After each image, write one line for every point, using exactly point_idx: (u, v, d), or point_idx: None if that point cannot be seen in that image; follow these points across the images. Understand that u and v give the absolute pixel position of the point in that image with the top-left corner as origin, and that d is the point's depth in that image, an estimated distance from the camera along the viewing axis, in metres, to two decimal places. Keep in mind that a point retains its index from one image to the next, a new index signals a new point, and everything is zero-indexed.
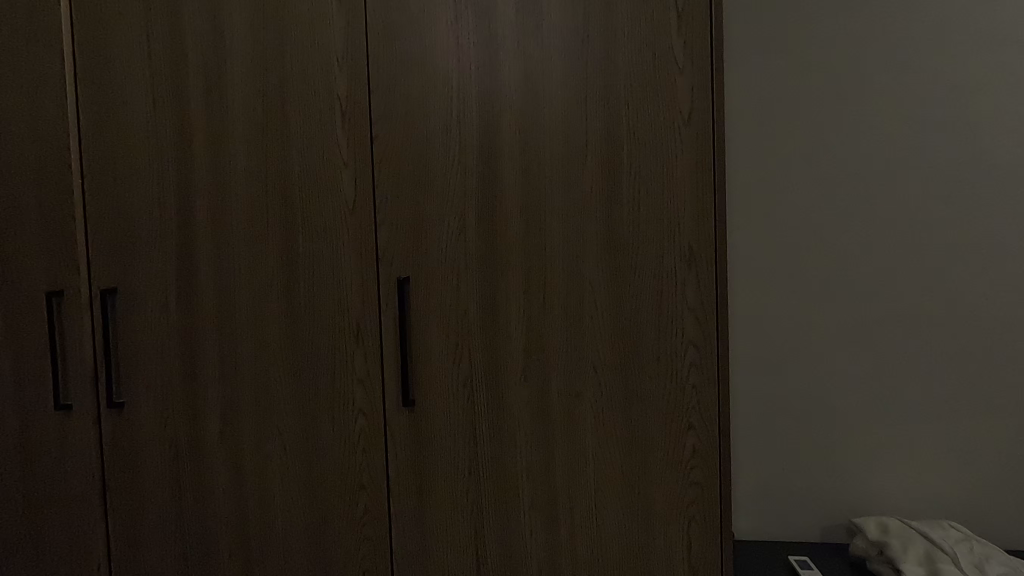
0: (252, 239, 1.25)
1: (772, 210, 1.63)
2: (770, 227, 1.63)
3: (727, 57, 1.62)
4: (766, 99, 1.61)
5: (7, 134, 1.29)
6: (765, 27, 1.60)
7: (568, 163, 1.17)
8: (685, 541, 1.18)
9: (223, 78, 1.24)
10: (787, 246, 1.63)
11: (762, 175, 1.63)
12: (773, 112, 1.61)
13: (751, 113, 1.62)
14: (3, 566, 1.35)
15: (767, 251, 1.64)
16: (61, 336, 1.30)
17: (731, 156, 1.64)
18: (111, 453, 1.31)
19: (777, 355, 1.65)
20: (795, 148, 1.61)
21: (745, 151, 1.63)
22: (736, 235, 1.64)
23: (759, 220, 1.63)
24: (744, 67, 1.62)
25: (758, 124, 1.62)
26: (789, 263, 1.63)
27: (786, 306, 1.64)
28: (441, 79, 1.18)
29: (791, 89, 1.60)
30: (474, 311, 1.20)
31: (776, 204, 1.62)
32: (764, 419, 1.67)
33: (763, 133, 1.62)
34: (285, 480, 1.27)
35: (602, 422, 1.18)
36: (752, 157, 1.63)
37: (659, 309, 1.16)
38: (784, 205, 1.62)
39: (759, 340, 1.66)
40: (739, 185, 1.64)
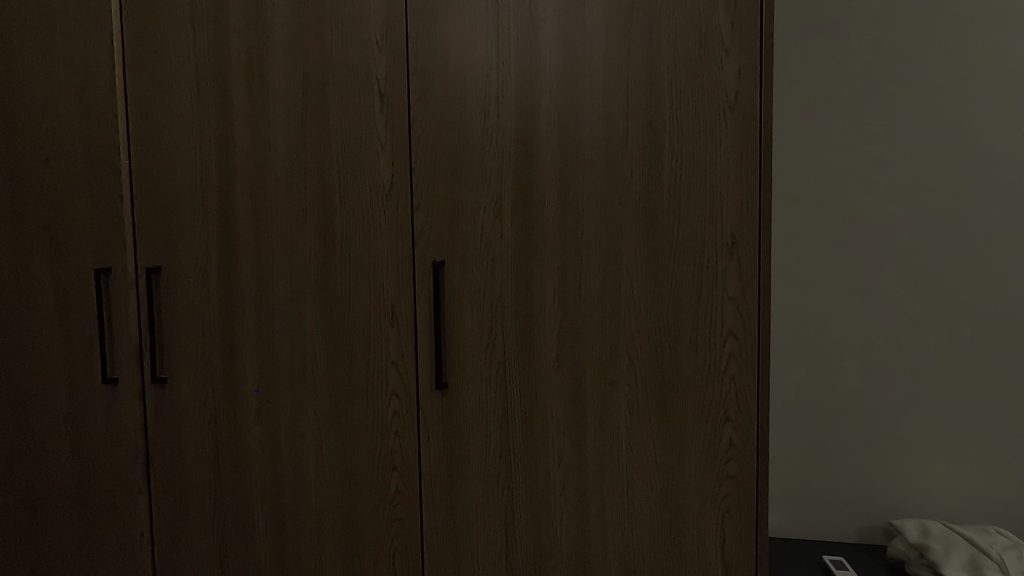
0: (290, 221, 1.26)
1: (820, 198, 1.57)
2: (813, 218, 1.58)
3: (777, 38, 1.56)
4: (813, 84, 1.55)
5: (59, 115, 1.33)
6: (817, 7, 1.54)
7: (608, 147, 1.14)
8: (718, 536, 1.16)
9: (263, 61, 1.25)
10: (830, 237, 1.57)
11: (806, 163, 1.57)
12: (819, 97, 1.55)
13: (801, 97, 1.56)
14: (54, 531, 1.41)
15: (813, 241, 1.58)
16: (108, 312, 1.34)
17: (778, 142, 1.58)
18: (154, 426, 1.35)
19: (820, 348, 1.60)
20: (843, 136, 1.55)
21: (794, 137, 1.57)
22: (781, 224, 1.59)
23: (806, 209, 1.58)
24: (790, 52, 1.56)
25: (803, 110, 1.56)
26: (833, 255, 1.58)
27: (828, 300, 1.59)
28: (480, 61, 1.17)
29: (840, 73, 1.54)
30: (509, 296, 1.19)
31: (820, 193, 1.57)
32: (805, 413, 1.62)
33: (808, 119, 1.56)
34: (319, 457, 1.29)
35: (636, 412, 1.17)
36: (796, 144, 1.57)
37: (698, 297, 1.13)
38: (829, 194, 1.56)
39: (797, 334, 1.61)
40: (783, 174, 1.58)
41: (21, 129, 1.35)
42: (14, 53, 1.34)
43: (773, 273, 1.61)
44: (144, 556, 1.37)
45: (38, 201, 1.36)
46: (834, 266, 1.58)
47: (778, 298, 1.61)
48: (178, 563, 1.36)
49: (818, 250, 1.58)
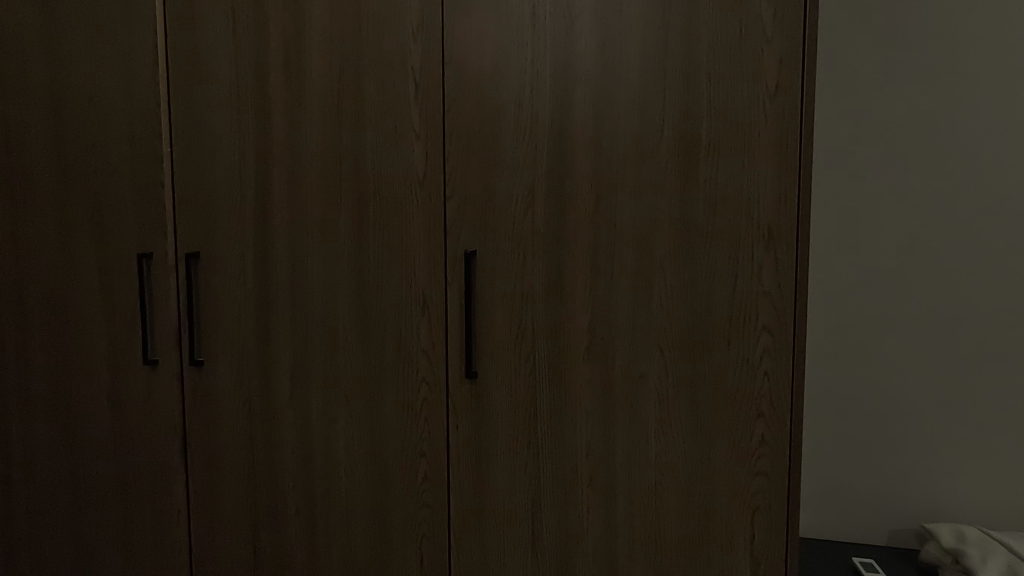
0: (325, 209, 1.28)
1: (863, 193, 1.53)
2: (852, 213, 1.54)
3: (822, 27, 1.51)
4: (857, 74, 1.51)
5: (104, 103, 1.37)
6: None
7: (643, 139, 1.13)
8: (748, 532, 1.15)
9: (301, 51, 1.27)
10: (870, 233, 1.53)
11: (847, 156, 1.53)
12: (862, 89, 1.51)
13: (846, 88, 1.52)
14: (96, 505, 1.46)
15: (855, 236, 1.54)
16: (149, 295, 1.39)
17: (820, 135, 1.54)
18: (191, 407, 1.39)
19: (859, 346, 1.56)
20: (889, 128, 1.50)
21: (837, 128, 1.53)
22: (821, 218, 1.55)
23: (848, 203, 1.54)
24: (832, 42, 1.51)
25: (844, 102, 1.52)
26: (872, 252, 1.53)
27: (866, 297, 1.55)
28: (516, 50, 1.16)
29: (888, 64, 1.49)
30: (540, 287, 1.19)
31: (860, 187, 1.53)
32: (841, 413, 1.59)
33: (849, 111, 1.52)
34: (350, 442, 1.31)
35: (666, 405, 1.16)
36: (836, 136, 1.53)
37: (732, 291, 1.12)
38: (870, 189, 1.52)
39: (832, 332, 1.57)
40: (824, 167, 1.54)
41: (69, 118, 1.40)
42: (62, 43, 1.38)
43: (812, 269, 1.58)
44: (181, 534, 1.42)
45: (83, 188, 1.40)
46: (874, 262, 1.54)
47: (816, 293, 1.58)
48: (212, 540, 1.41)
49: (856, 246, 1.54)
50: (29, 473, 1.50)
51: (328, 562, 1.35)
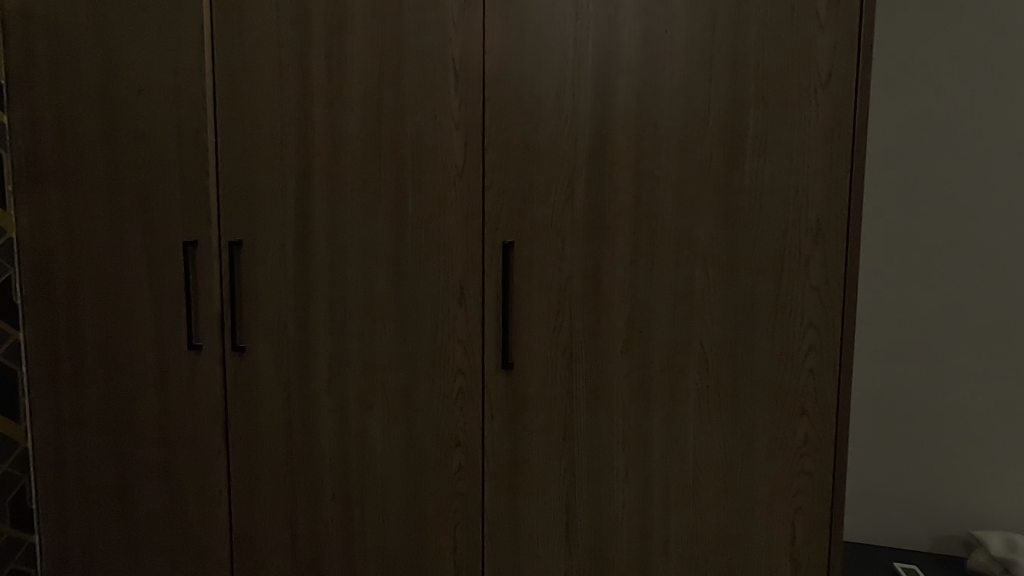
0: (364, 199, 1.29)
1: (917, 189, 1.47)
2: (906, 207, 1.48)
3: (878, 16, 1.46)
4: (914, 66, 1.45)
5: (152, 94, 1.41)
6: None
7: (686, 129, 1.11)
8: (788, 532, 1.12)
9: (342, 42, 1.28)
10: (924, 229, 1.47)
11: (901, 149, 1.47)
12: (920, 78, 1.45)
13: (902, 79, 1.46)
14: (141, 484, 1.52)
15: (908, 234, 1.48)
16: (194, 282, 1.43)
17: (873, 129, 1.48)
18: (233, 392, 1.43)
19: (909, 347, 1.51)
20: (947, 122, 1.44)
21: (892, 122, 1.47)
22: (873, 215, 1.50)
23: (901, 200, 1.48)
24: (887, 25, 1.46)
25: (899, 89, 1.46)
26: (925, 249, 1.48)
27: (918, 295, 1.49)
28: (557, 39, 1.15)
29: (947, 54, 1.43)
30: (578, 279, 1.18)
31: (915, 180, 1.47)
32: (889, 415, 1.53)
33: (905, 100, 1.46)
34: (386, 430, 1.33)
35: (706, 400, 1.14)
36: (890, 126, 1.47)
37: (777, 285, 1.09)
38: (925, 183, 1.46)
39: (881, 332, 1.52)
40: (876, 162, 1.49)
41: (120, 109, 1.44)
42: (113, 36, 1.42)
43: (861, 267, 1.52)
44: (222, 514, 1.46)
45: (133, 176, 1.45)
46: (928, 261, 1.48)
47: (865, 292, 1.52)
48: (252, 522, 1.44)
49: (909, 242, 1.49)
50: (80, 450, 1.57)
51: (363, 547, 1.37)
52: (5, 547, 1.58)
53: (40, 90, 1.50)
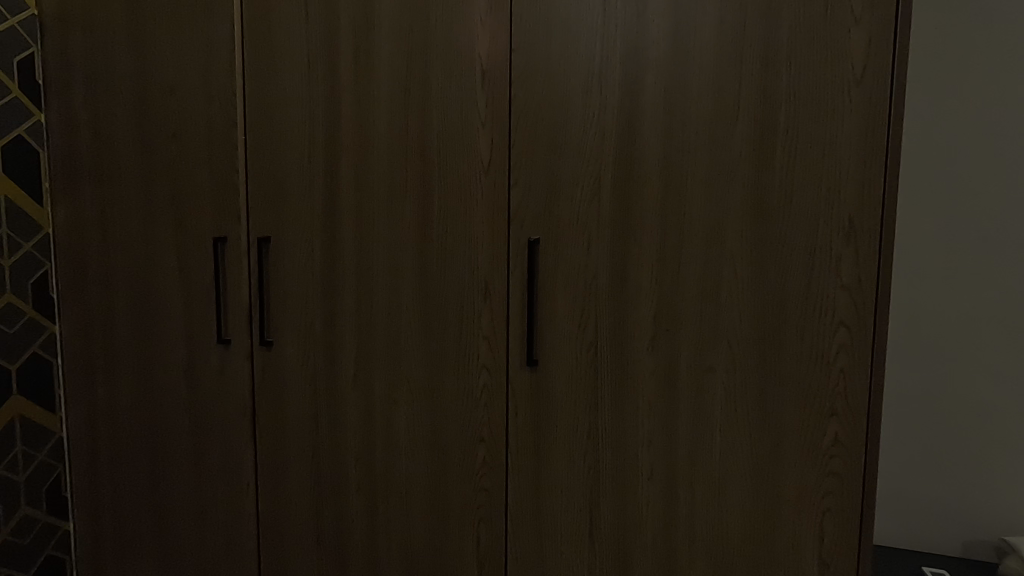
0: (390, 196, 1.31)
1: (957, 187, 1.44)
2: (944, 205, 1.45)
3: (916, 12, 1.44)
4: (952, 63, 1.43)
5: (184, 92, 1.44)
6: None
7: (715, 126, 1.10)
8: (817, 534, 1.11)
9: (370, 40, 1.29)
10: (962, 228, 1.45)
11: (940, 146, 1.45)
12: (959, 75, 1.42)
13: (940, 77, 1.44)
14: (172, 474, 1.55)
15: (946, 232, 1.46)
16: (223, 277, 1.45)
17: (911, 126, 1.46)
18: (260, 386, 1.45)
19: (946, 348, 1.48)
20: (987, 120, 1.42)
21: (929, 119, 1.45)
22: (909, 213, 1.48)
23: (939, 198, 1.46)
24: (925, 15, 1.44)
25: (937, 87, 1.44)
26: (964, 248, 1.45)
27: (956, 295, 1.46)
28: (584, 36, 1.15)
29: (987, 51, 1.40)
30: (604, 276, 1.18)
31: (954, 178, 1.44)
32: (924, 418, 1.51)
33: (943, 97, 1.44)
34: (411, 424, 1.34)
35: (733, 400, 1.13)
36: (928, 124, 1.45)
37: (807, 283, 1.08)
38: (964, 182, 1.44)
39: (917, 332, 1.50)
40: (913, 160, 1.47)
41: (152, 107, 1.47)
42: (147, 36, 1.45)
43: (896, 267, 1.50)
44: (249, 505, 1.49)
45: (165, 174, 1.48)
46: (966, 260, 1.45)
47: (901, 292, 1.50)
48: (278, 513, 1.47)
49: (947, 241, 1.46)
50: (113, 441, 1.61)
51: (387, 541, 1.38)
52: (42, 534, 1.62)
53: (76, 89, 1.54)
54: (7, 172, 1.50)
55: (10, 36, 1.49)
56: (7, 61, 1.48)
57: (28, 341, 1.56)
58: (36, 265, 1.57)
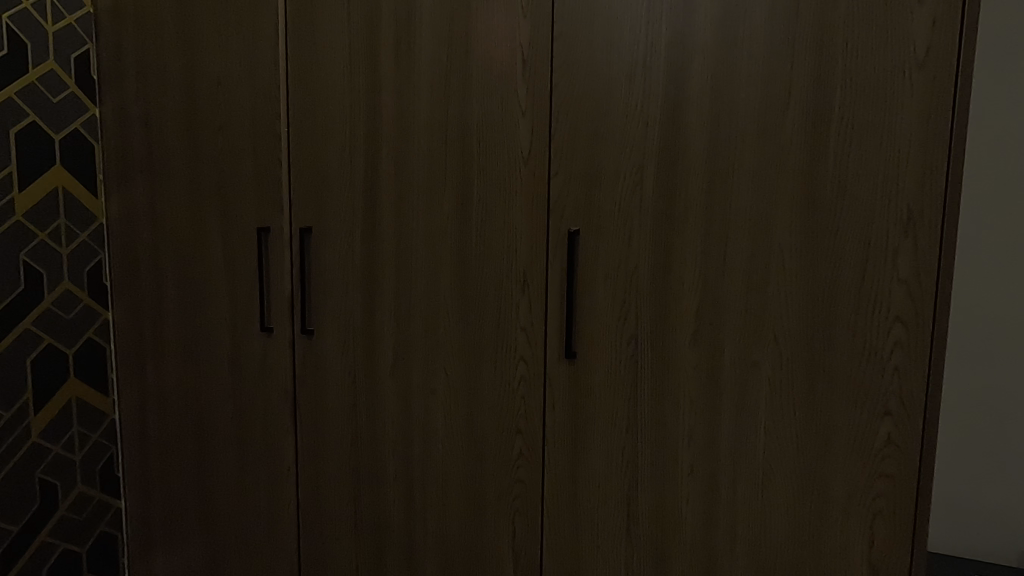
0: (430, 187, 1.31)
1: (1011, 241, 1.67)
2: (997, 258, 1.69)
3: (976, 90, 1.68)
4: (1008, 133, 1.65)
5: (229, 85, 1.47)
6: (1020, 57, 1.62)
7: (765, 113, 1.06)
8: (866, 537, 1.07)
9: (411, 31, 1.29)
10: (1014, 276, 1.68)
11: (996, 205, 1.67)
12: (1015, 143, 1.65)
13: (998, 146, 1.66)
14: (217, 456, 1.60)
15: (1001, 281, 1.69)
16: (267, 267, 1.49)
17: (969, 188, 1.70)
18: (301, 373, 1.48)
19: (1000, 382, 1.70)
20: None
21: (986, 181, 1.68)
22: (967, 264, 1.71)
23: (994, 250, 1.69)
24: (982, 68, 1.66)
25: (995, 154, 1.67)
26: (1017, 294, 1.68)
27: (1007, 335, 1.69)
28: (630, 23, 1.12)
29: None
30: (645, 268, 1.16)
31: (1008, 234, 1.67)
32: (979, 443, 1.73)
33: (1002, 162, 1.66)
34: (448, 414, 1.35)
35: (779, 396, 1.10)
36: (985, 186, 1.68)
37: (861, 277, 1.03)
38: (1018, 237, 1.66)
39: (972, 367, 1.72)
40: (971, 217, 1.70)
41: (200, 101, 1.51)
42: (195, 31, 1.49)
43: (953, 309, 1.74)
44: (290, 489, 1.52)
45: (212, 165, 1.52)
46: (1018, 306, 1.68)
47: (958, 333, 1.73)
48: (318, 498, 1.50)
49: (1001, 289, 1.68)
50: (162, 423, 1.67)
51: (423, 528, 1.40)
52: (96, 511, 1.70)
53: (128, 83, 1.59)
54: (64, 164, 1.56)
55: (67, 32, 1.55)
56: (64, 57, 1.55)
57: (83, 326, 1.64)
58: (90, 254, 1.64)
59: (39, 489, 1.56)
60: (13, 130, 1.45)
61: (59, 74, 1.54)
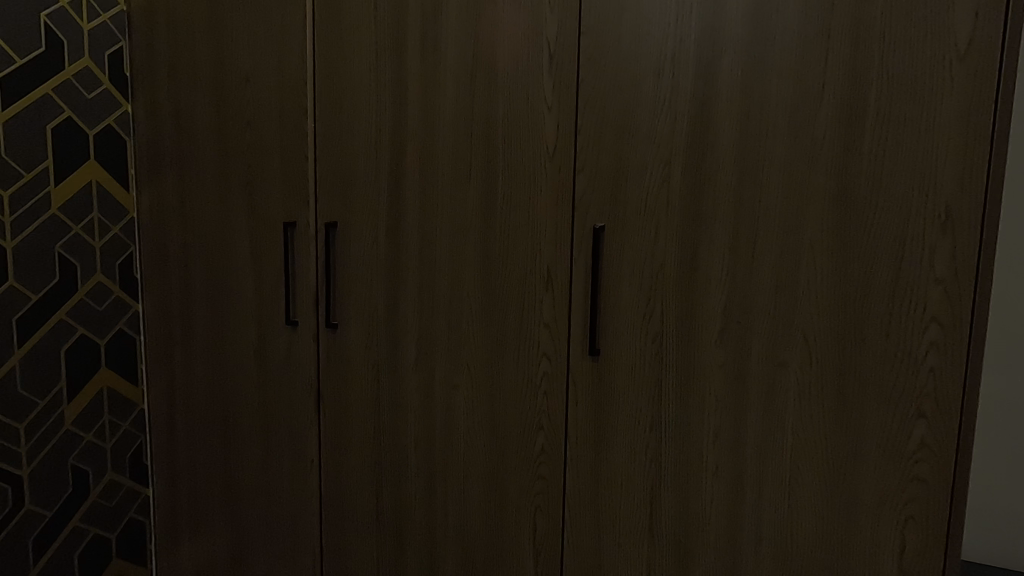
0: (455, 182, 1.31)
1: None
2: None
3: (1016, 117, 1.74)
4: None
5: (258, 82, 1.49)
6: None
7: (797, 108, 1.04)
8: (897, 542, 1.04)
9: (437, 27, 1.29)
10: None
11: None
12: None
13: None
14: (242, 448, 1.63)
15: None
16: (293, 261, 1.51)
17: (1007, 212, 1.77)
18: (326, 367, 1.50)
19: None
20: None
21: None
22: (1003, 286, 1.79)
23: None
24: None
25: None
26: None
27: None
28: (658, 18, 1.11)
29: None
30: (672, 266, 1.15)
31: None
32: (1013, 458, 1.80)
33: None
34: (470, 410, 1.35)
35: (808, 396, 1.08)
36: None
37: (895, 276, 1.01)
38: None
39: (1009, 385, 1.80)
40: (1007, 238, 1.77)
41: (229, 97, 1.53)
42: (225, 29, 1.52)
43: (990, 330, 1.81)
44: (313, 481, 1.54)
45: (240, 161, 1.54)
46: None
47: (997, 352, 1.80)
48: (340, 491, 1.52)
49: None
50: (189, 414, 1.70)
51: (444, 522, 1.41)
52: (125, 498, 1.75)
53: (160, 80, 1.62)
54: (98, 159, 1.60)
55: (102, 30, 1.58)
56: (99, 54, 1.58)
57: (115, 317, 1.68)
58: (122, 247, 1.68)
59: (72, 475, 1.60)
60: (51, 126, 1.49)
61: (94, 71, 1.57)
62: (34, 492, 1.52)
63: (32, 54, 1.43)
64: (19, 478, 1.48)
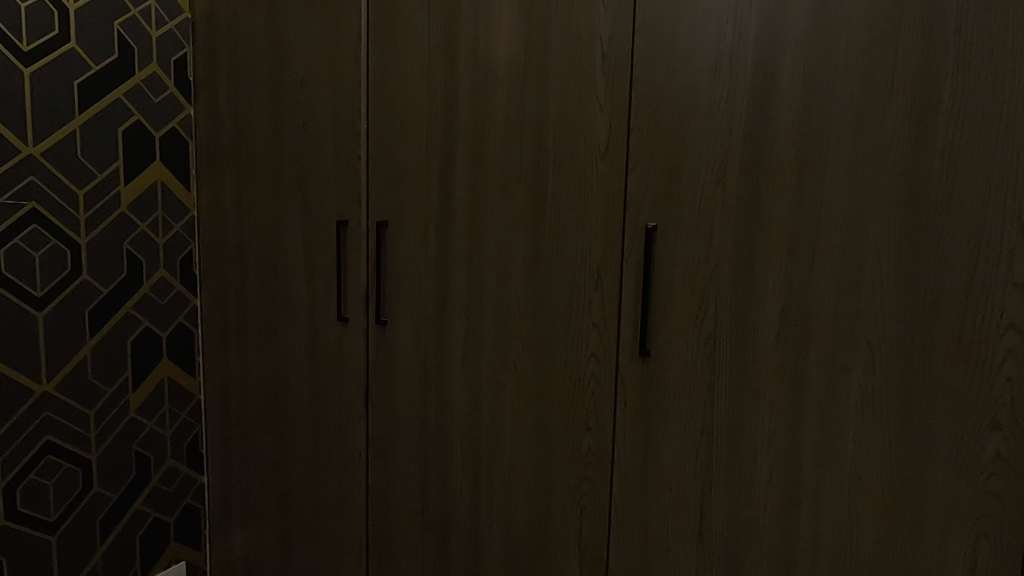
0: (504, 182, 1.32)
1: None
2: None
3: None
4: None
5: (313, 85, 1.54)
6: None
7: (864, 104, 1.01)
8: (968, 558, 0.99)
9: (489, 29, 1.31)
10: None
11: None
12: None
13: None
14: (293, 438, 1.68)
15: None
16: (345, 259, 1.55)
17: None
18: (374, 362, 1.53)
19: None
20: None
21: None
22: None
23: None
24: None
25: None
26: None
27: None
28: (716, 14, 1.09)
29: None
30: (726, 267, 1.12)
31: None
32: None
33: None
34: (517, 408, 1.36)
35: (871, 403, 1.04)
36: None
37: (970, 279, 0.96)
38: None
39: None
40: None
41: (286, 100, 1.58)
42: (283, 34, 1.57)
43: None
44: (361, 473, 1.58)
45: (295, 161, 1.59)
46: None
47: None
48: (387, 484, 1.55)
49: None
50: (243, 405, 1.77)
51: (489, 519, 1.42)
52: (183, 485, 1.82)
53: (221, 84, 1.69)
54: (163, 160, 1.68)
55: (169, 38, 1.66)
56: (166, 60, 1.66)
57: (175, 312, 1.75)
58: (183, 244, 1.75)
59: (136, 460, 1.68)
60: (121, 129, 1.57)
61: (161, 75, 1.65)
62: (102, 474, 1.61)
63: (106, 61, 1.52)
64: (88, 462, 1.57)
